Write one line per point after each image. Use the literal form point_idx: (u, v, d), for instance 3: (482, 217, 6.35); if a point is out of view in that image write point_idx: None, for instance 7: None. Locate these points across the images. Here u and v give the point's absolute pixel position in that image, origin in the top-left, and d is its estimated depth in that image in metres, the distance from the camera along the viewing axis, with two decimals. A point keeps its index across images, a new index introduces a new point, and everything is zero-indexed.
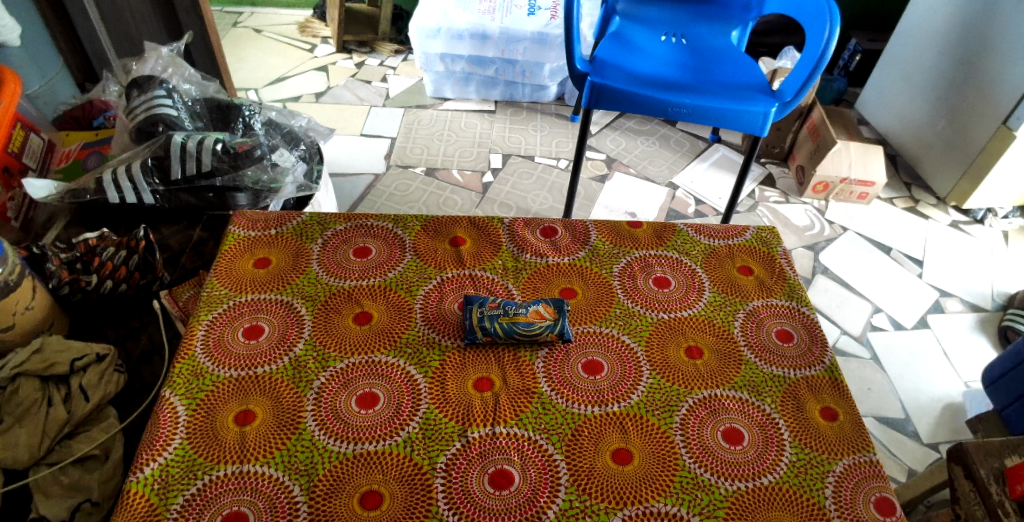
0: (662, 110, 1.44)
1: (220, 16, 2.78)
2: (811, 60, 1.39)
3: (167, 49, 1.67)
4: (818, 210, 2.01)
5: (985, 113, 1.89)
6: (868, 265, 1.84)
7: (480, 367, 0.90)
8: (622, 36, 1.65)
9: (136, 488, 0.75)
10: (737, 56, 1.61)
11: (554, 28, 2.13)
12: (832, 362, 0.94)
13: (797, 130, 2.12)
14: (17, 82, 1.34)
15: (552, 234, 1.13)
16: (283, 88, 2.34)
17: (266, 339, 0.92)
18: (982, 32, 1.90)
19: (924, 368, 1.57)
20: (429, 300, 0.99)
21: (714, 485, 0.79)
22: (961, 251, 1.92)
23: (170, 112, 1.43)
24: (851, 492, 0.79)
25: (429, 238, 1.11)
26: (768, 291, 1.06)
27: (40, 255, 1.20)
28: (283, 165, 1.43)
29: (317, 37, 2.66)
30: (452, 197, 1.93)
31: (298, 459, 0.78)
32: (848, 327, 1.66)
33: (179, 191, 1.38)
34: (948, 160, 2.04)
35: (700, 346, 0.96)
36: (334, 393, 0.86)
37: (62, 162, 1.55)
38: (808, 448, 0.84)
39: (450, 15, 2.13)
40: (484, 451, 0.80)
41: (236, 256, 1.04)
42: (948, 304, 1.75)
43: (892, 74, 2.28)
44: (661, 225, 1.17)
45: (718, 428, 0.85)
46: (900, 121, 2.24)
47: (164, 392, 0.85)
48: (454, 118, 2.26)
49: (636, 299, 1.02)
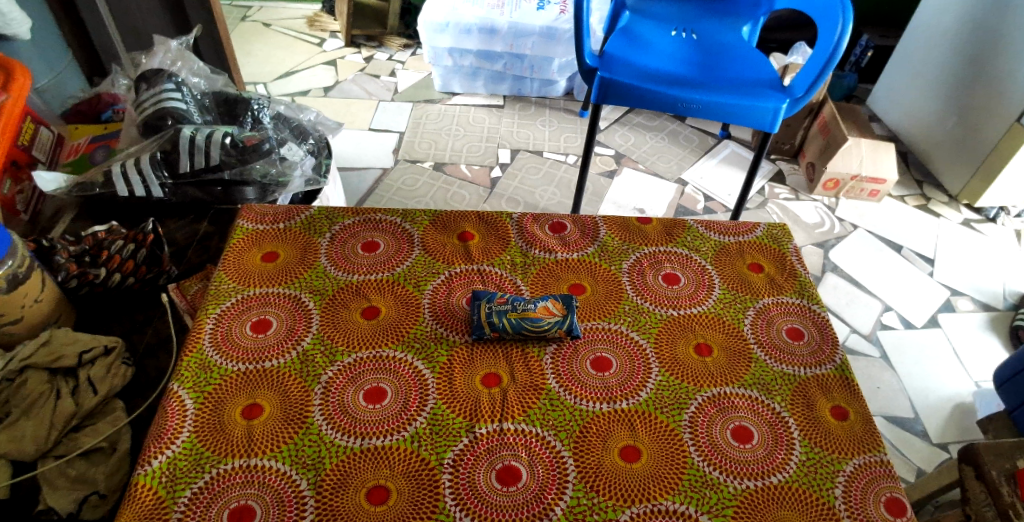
0: (671, 105, 1.43)
1: (229, 10, 2.78)
2: (822, 56, 1.38)
3: (176, 43, 1.66)
4: (828, 207, 2.00)
5: (998, 110, 1.87)
6: (877, 263, 1.82)
7: (488, 363, 0.90)
8: (631, 31, 1.63)
9: (144, 480, 0.75)
10: (747, 52, 1.59)
11: (562, 23, 2.11)
12: (843, 361, 0.93)
13: (806, 126, 2.11)
14: (26, 75, 1.38)
15: (561, 229, 1.12)
16: (291, 82, 2.34)
17: (273, 333, 0.91)
18: (996, 29, 1.87)
19: (933, 366, 1.56)
20: (437, 295, 0.99)
21: (723, 484, 0.79)
22: (972, 249, 1.90)
23: (178, 106, 1.43)
24: (860, 492, 0.79)
25: (438, 233, 1.10)
26: (777, 288, 1.05)
27: (49, 247, 1.21)
28: (290, 159, 1.43)
29: (325, 31, 2.66)
30: (459, 191, 1.93)
31: (305, 453, 0.78)
32: (858, 325, 1.64)
33: (186, 184, 1.38)
34: (960, 157, 2.02)
35: (709, 344, 0.95)
36: (341, 387, 0.85)
37: (70, 155, 1.54)
38: (818, 447, 0.83)
39: (458, 9, 2.12)
40: (492, 448, 0.80)
41: (243, 250, 1.04)
42: (958, 303, 1.73)
43: (903, 71, 2.25)
44: (670, 221, 1.16)
45: (727, 426, 0.85)
46: (912, 118, 2.22)
47: (172, 386, 0.85)
48: (462, 112, 2.25)
49: (644, 295, 1.01)
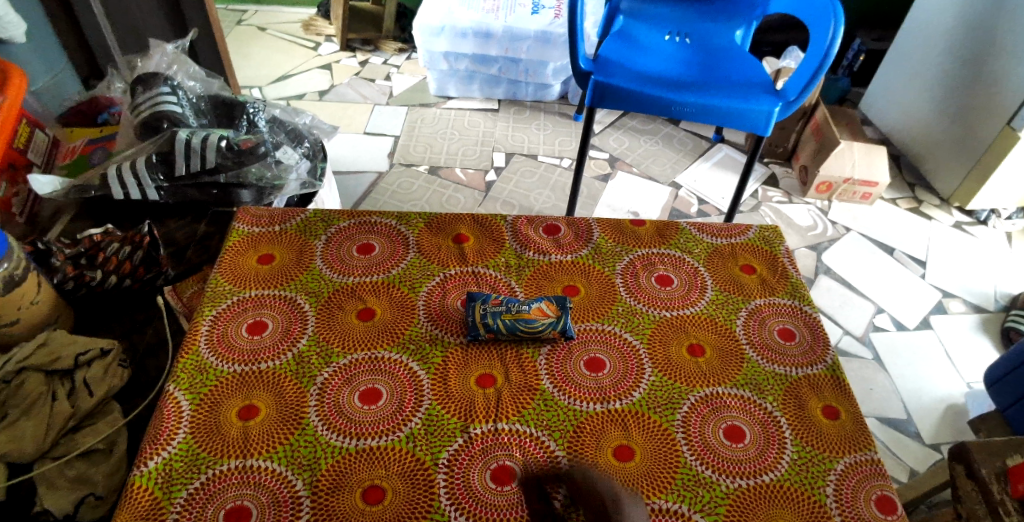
0: (665, 108, 1.44)
1: (224, 14, 2.79)
2: (815, 59, 1.39)
3: (172, 46, 1.67)
4: (821, 210, 2.01)
5: (989, 113, 1.89)
6: (869, 265, 1.84)
7: (482, 364, 0.90)
8: (626, 34, 1.64)
9: (140, 481, 0.76)
10: (740, 55, 1.61)
11: (557, 27, 2.13)
12: (834, 361, 0.94)
13: (800, 130, 2.12)
14: (21, 76, 1.39)
15: (556, 232, 1.13)
16: (287, 86, 2.35)
17: (269, 335, 0.92)
18: (986, 33, 1.89)
19: (925, 368, 1.57)
20: (432, 297, 0.99)
21: (716, 483, 0.79)
22: (964, 251, 1.92)
23: (174, 109, 1.43)
24: (852, 490, 0.80)
25: (433, 235, 1.11)
26: (769, 289, 1.06)
27: (45, 250, 1.21)
28: (286, 162, 1.43)
29: (320, 35, 2.67)
30: (455, 195, 1.94)
31: (301, 454, 0.79)
32: (850, 327, 1.66)
33: (183, 187, 1.38)
34: (951, 160, 2.04)
35: (702, 344, 0.96)
36: (337, 388, 0.86)
37: (67, 157, 1.54)
38: (810, 446, 0.84)
39: (454, 13, 2.13)
40: (487, 447, 0.81)
41: (239, 253, 1.04)
42: (950, 305, 1.74)
43: (895, 74, 2.28)
44: (663, 223, 1.17)
45: (720, 425, 0.86)
46: (904, 122, 2.24)
47: (168, 388, 0.85)
48: (458, 116, 2.26)
49: (637, 296, 1.02)
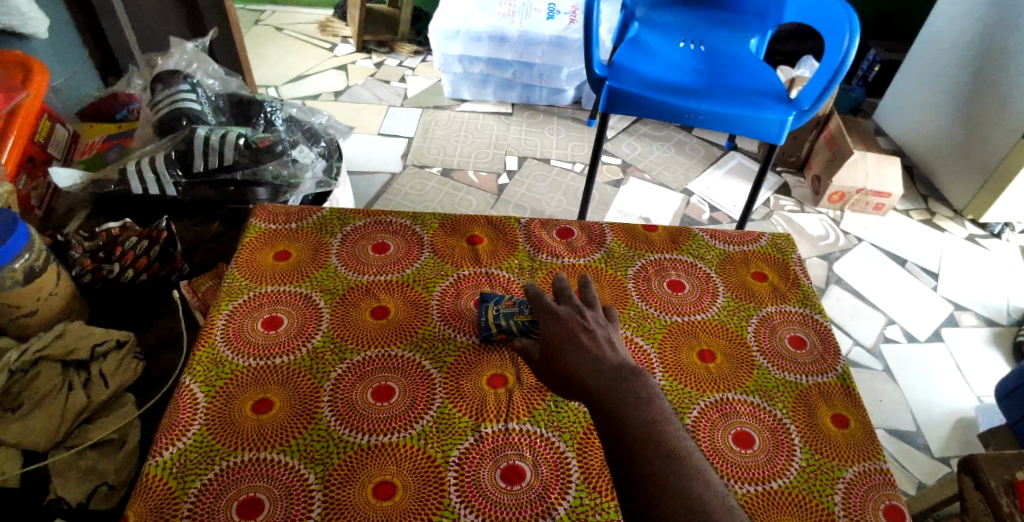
0: (678, 115, 1.45)
1: (242, 14, 2.82)
2: (830, 68, 1.39)
3: (192, 45, 1.69)
4: (833, 220, 2.01)
5: (1004, 126, 1.89)
6: (881, 276, 1.83)
7: (494, 364, 0.91)
8: (640, 42, 1.66)
9: (155, 471, 0.77)
10: (755, 63, 1.61)
11: (572, 32, 2.15)
12: (845, 370, 0.95)
13: (813, 139, 2.12)
14: (43, 73, 1.42)
15: (568, 235, 1.14)
16: (302, 86, 2.38)
17: (284, 331, 0.93)
18: (1002, 46, 1.89)
19: (936, 381, 1.56)
20: (446, 296, 1.00)
21: (724, 488, 0.80)
22: (977, 265, 1.91)
23: (193, 106, 1.45)
24: (860, 499, 0.80)
25: (446, 236, 1.12)
26: (781, 297, 1.06)
27: (64, 243, 1.23)
28: (302, 161, 1.45)
29: (336, 37, 2.70)
30: (467, 197, 1.95)
31: (313, 448, 0.80)
32: (861, 338, 1.65)
33: (200, 184, 1.40)
34: (966, 173, 2.03)
35: (712, 350, 0.96)
36: (350, 384, 0.87)
37: (85, 153, 1.57)
38: (819, 454, 0.84)
39: (469, 17, 2.15)
40: (497, 447, 0.81)
41: (256, 249, 1.06)
42: (962, 318, 1.74)
43: (910, 86, 2.27)
44: (675, 229, 1.17)
45: (728, 431, 0.86)
46: (918, 133, 2.23)
47: (184, 379, 0.87)
48: (471, 119, 2.27)
49: (649, 301, 1.03)
